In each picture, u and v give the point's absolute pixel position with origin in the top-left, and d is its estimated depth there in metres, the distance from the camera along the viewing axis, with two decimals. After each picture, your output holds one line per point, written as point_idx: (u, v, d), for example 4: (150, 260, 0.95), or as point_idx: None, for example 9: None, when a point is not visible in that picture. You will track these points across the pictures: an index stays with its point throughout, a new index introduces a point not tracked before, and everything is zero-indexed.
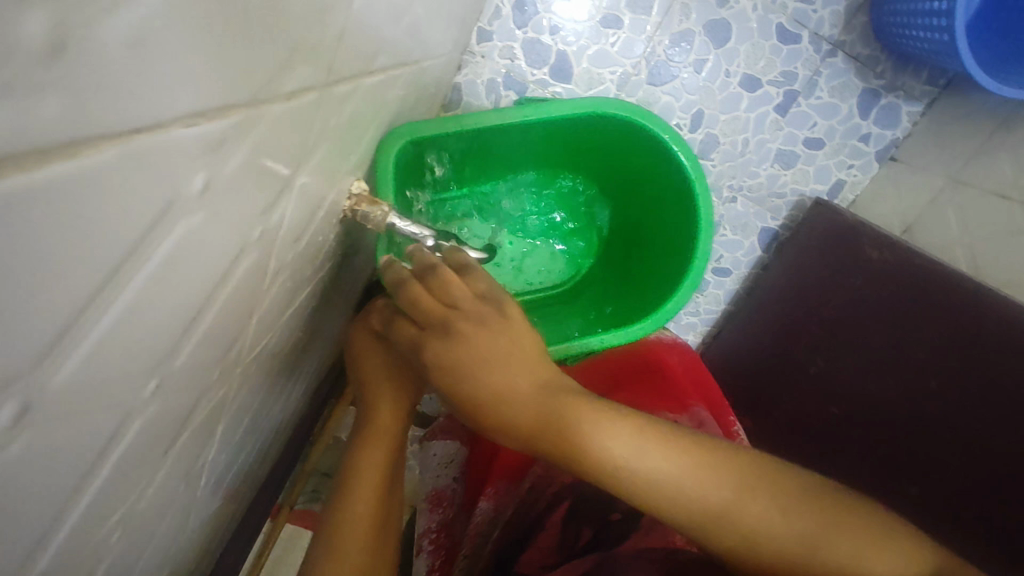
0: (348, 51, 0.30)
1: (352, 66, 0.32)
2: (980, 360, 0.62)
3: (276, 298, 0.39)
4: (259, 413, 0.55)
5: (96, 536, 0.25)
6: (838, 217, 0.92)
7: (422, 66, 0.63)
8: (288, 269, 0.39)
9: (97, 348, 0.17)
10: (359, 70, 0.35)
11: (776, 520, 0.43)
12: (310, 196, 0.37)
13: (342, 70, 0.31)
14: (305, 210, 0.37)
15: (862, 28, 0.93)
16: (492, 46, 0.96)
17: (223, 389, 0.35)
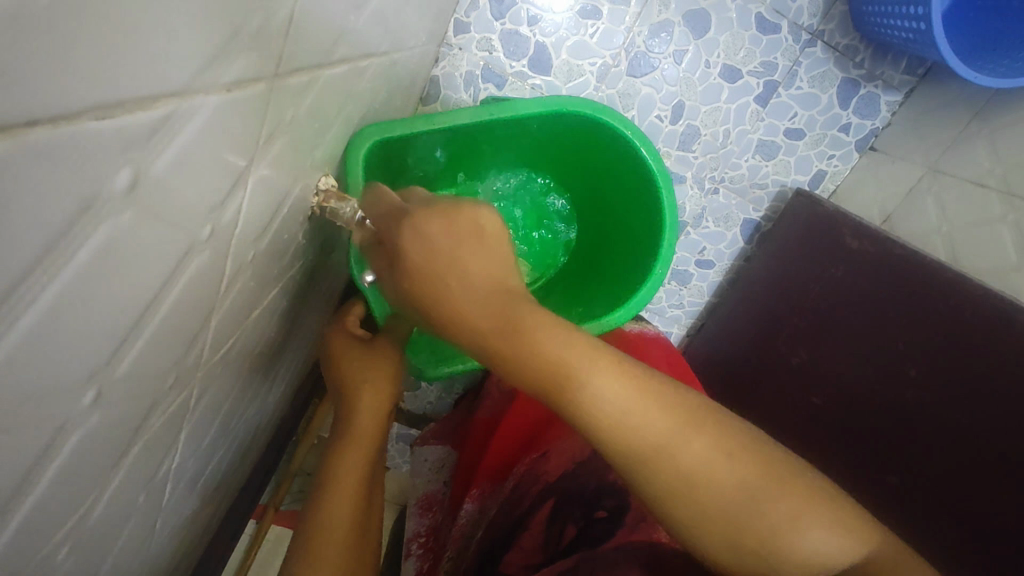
0: (302, 39, 0.29)
1: (310, 54, 0.31)
2: (958, 347, 0.62)
3: (239, 299, 0.38)
4: (230, 416, 0.54)
5: (37, 554, 0.24)
6: (819, 208, 0.92)
7: (394, 57, 0.62)
8: (250, 268, 0.37)
9: (14, 359, 0.16)
10: (320, 59, 0.33)
11: (718, 465, 0.42)
12: (272, 192, 0.36)
13: (297, 59, 0.29)
14: (266, 206, 0.36)
15: (840, 17, 0.93)
16: (469, 38, 0.94)
17: (181, 395, 0.33)
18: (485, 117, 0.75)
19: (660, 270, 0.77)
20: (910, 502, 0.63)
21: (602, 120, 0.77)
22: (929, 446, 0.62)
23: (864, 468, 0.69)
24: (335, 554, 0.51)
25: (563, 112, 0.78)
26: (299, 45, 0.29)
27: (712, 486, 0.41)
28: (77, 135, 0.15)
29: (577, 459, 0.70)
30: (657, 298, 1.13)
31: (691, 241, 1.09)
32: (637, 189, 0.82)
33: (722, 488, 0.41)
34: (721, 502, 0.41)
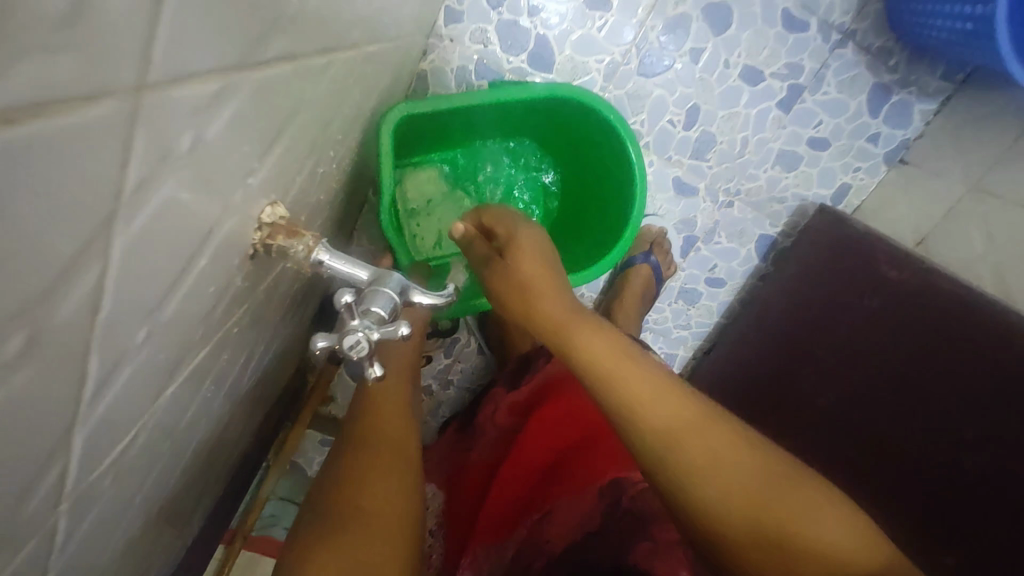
0: (210, 26, 0.18)
1: (236, 47, 0.21)
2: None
3: (139, 386, 0.27)
4: (157, 495, 0.44)
5: None
6: (848, 228, 0.84)
7: (382, 51, 0.51)
8: (159, 346, 0.27)
9: None
10: (252, 53, 0.23)
11: (641, 387, 0.46)
12: (188, 242, 0.25)
13: (203, 54, 0.19)
14: (180, 260, 0.25)
15: (876, 16, 0.83)
16: (462, 29, 0.84)
17: (36, 544, 0.24)
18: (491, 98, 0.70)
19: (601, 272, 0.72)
20: None
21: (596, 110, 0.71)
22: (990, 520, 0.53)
23: (897, 535, 0.61)
24: (381, 544, 0.44)
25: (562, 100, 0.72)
26: (206, 33, 0.18)
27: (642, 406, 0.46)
28: None
29: (585, 529, 0.61)
30: (663, 318, 1.05)
31: (701, 257, 1.00)
32: (618, 184, 0.76)
33: (678, 426, 0.45)
34: (693, 442, 0.44)
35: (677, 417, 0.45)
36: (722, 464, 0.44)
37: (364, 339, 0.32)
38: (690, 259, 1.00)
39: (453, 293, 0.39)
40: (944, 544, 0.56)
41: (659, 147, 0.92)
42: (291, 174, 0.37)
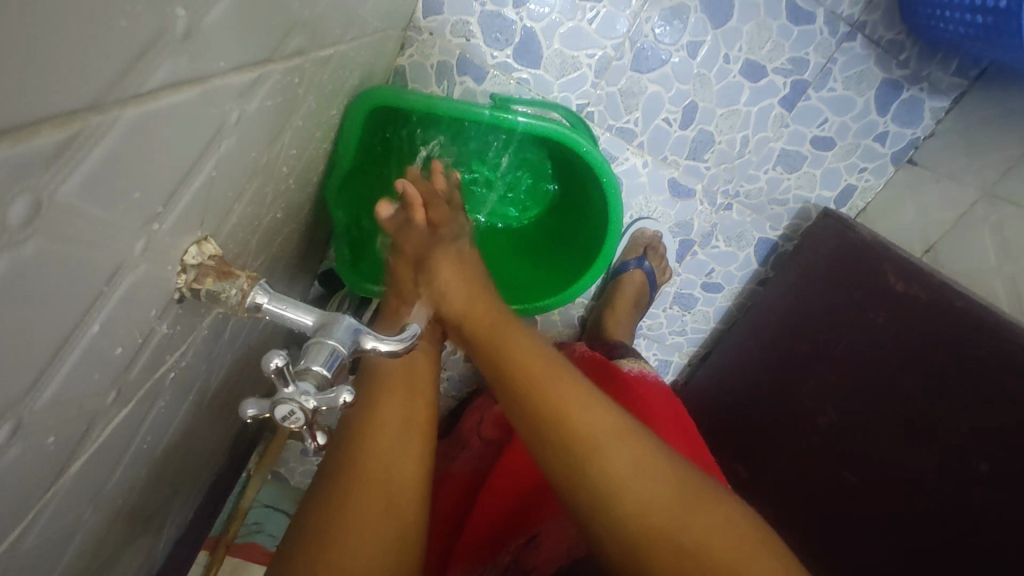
0: (22, 67, 0.14)
1: (80, 86, 0.16)
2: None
3: (21, 482, 0.22)
4: (95, 551, 0.40)
5: None
6: (851, 234, 0.79)
7: (341, 53, 0.46)
8: (44, 434, 0.23)
9: None
10: (118, 87, 0.18)
11: (592, 412, 0.45)
12: (60, 316, 0.20)
13: (10, 107, 0.14)
14: (57, 338, 0.21)
15: (887, 6, 0.77)
16: (443, 21, 0.78)
17: None
18: (478, 115, 0.61)
19: (569, 292, 0.74)
20: None
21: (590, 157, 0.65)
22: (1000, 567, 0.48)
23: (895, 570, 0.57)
24: None
25: (562, 137, 0.64)
26: (15, 80, 0.14)
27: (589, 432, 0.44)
28: None
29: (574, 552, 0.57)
30: (657, 324, 1.01)
31: (698, 261, 0.96)
32: (600, 217, 0.72)
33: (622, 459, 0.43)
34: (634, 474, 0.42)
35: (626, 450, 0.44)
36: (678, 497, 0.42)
37: (298, 409, 0.28)
38: (686, 264, 0.96)
39: (415, 336, 0.34)
40: None
41: (654, 147, 0.86)
42: (224, 205, 0.33)
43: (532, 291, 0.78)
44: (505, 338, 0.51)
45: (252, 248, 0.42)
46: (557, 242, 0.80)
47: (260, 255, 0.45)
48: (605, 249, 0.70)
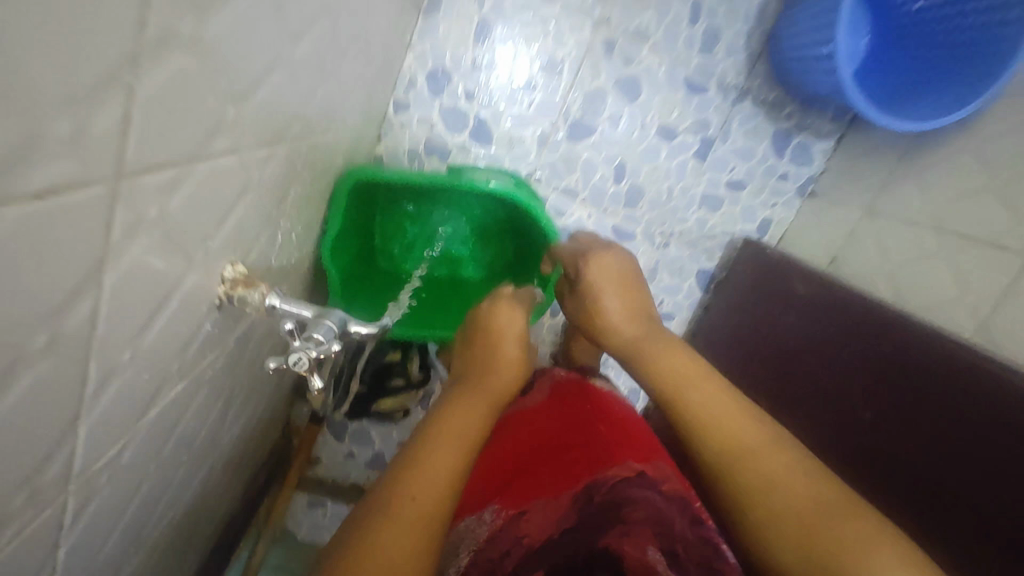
0: (163, 137, 0.29)
1: (183, 147, 0.31)
2: (955, 393, 0.55)
3: (118, 401, 0.34)
4: (141, 529, 0.50)
5: None
6: (766, 255, 0.94)
7: (327, 140, 0.62)
8: (136, 369, 0.35)
9: None
10: (197, 150, 0.33)
11: (744, 426, 0.53)
12: (152, 288, 0.34)
13: (156, 156, 0.28)
14: (151, 302, 0.34)
15: (764, 76, 0.97)
16: (410, 115, 0.97)
17: (38, 524, 0.31)
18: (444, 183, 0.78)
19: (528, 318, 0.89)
20: None
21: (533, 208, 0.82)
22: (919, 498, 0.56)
23: None
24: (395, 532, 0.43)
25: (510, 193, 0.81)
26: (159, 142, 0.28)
27: (759, 456, 0.51)
28: None
29: (557, 525, 0.58)
30: None
31: None
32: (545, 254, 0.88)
33: (779, 470, 0.49)
34: (783, 474, 0.49)
35: (776, 463, 0.50)
36: (816, 503, 0.46)
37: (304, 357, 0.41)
38: None
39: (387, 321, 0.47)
40: None
41: (595, 201, 1.03)
42: (246, 240, 0.47)
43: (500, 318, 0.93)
44: (681, 373, 0.59)
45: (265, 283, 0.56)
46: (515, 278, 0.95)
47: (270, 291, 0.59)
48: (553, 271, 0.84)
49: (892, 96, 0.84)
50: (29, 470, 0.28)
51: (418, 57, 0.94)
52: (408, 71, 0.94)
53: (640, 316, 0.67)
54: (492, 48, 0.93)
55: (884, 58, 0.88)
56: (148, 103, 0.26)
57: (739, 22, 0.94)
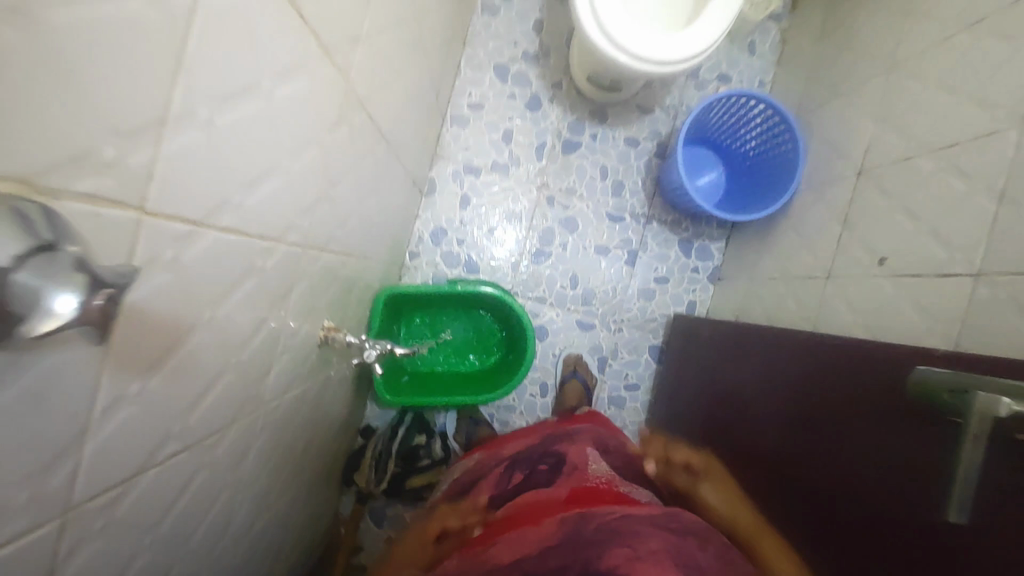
0: (310, 233, 0.66)
1: (314, 240, 0.68)
2: (794, 357, 0.83)
3: (276, 369, 0.66)
4: (263, 499, 0.77)
5: (192, 459, 0.50)
6: (686, 320, 1.31)
7: (369, 263, 1.00)
8: (286, 354, 0.68)
9: (215, 320, 0.47)
10: (318, 243, 0.70)
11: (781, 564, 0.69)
12: (296, 309, 0.68)
13: (306, 240, 0.65)
14: (294, 318, 0.68)
15: (661, 204, 1.41)
16: (420, 261, 1.35)
17: (248, 419, 0.61)
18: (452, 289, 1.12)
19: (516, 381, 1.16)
20: (751, 487, 0.84)
21: (513, 301, 1.15)
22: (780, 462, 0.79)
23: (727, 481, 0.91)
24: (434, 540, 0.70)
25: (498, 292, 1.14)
26: (309, 235, 0.66)
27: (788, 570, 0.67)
28: (252, 244, 0.50)
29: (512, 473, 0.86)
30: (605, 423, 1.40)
31: (616, 369, 1.40)
32: (523, 334, 1.19)
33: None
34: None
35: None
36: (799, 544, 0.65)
37: None
38: (608, 373, 1.40)
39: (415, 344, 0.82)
40: (749, 469, 0.86)
41: (560, 303, 1.39)
42: (329, 308, 0.82)
43: (494, 386, 1.19)
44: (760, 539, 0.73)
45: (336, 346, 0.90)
46: (504, 357, 1.24)
47: (338, 354, 0.92)
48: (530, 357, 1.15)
49: (749, 208, 1.27)
50: (254, 378, 0.60)
51: (424, 221, 1.35)
52: (416, 232, 1.35)
53: (734, 497, 0.81)
54: (472, 210, 1.37)
55: (741, 189, 1.34)
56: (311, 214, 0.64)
57: (636, 173, 1.40)
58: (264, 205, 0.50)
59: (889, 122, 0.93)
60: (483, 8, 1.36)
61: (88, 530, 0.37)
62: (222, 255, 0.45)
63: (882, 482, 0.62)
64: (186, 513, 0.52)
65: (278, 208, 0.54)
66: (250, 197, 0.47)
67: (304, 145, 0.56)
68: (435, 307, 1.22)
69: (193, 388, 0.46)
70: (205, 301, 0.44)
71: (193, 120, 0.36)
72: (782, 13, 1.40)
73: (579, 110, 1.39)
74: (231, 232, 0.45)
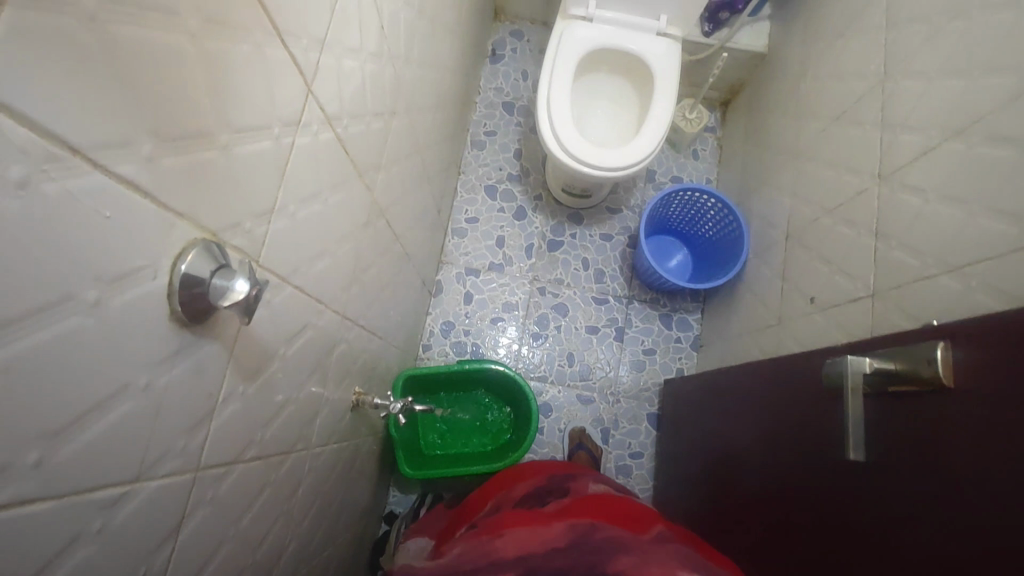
0: (347, 307, 0.86)
1: (349, 313, 0.88)
2: (751, 386, 0.98)
3: (320, 418, 0.82)
4: (304, 546, 0.88)
5: (265, 470, 0.65)
6: (673, 383, 1.45)
7: (389, 346, 1.19)
8: (326, 405, 0.84)
9: (286, 355, 0.65)
10: (352, 317, 0.89)
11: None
12: (335, 368, 0.86)
13: (344, 312, 0.85)
14: (333, 376, 0.85)
15: (640, 286, 1.62)
16: (432, 352, 1.53)
17: (300, 454, 0.76)
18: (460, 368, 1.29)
19: (522, 448, 1.27)
20: (737, 508, 0.95)
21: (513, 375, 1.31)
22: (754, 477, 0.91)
23: (720, 510, 1.01)
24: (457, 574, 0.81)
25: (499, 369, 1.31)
26: (346, 308, 0.86)
27: None
28: (312, 303, 0.69)
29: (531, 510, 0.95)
30: None
31: (619, 439, 1.51)
32: (526, 405, 1.33)
33: None
34: None
35: None
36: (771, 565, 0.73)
37: None
38: (612, 444, 1.51)
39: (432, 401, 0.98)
40: (735, 493, 0.97)
41: (560, 380, 1.54)
42: (358, 377, 1.00)
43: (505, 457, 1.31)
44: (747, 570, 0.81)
45: (363, 414, 1.05)
46: (514, 431, 1.37)
47: (367, 423, 1.08)
48: (531, 428, 1.27)
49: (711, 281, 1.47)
50: (306, 417, 0.76)
51: (434, 317, 1.56)
52: (428, 326, 1.55)
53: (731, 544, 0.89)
54: (475, 304, 1.57)
55: (706, 268, 1.55)
56: (348, 291, 0.85)
57: (613, 262, 1.63)
58: (320, 276, 0.71)
59: (801, 194, 1.16)
60: (473, 145, 1.68)
61: (206, 494, 0.52)
62: (295, 306, 0.64)
63: (822, 463, 0.73)
64: (256, 520, 0.66)
65: (328, 281, 0.75)
66: (312, 268, 0.67)
67: (344, 237, 0.78)
68: (449, 390, 1.40)
69: (270, 406, 0.63)
70: (283, 337, 0.62)
71: (285, 211, 0.57)
72: (715, 126, 1.73)
73: (558, 215, 1.65)
74: (301, 289, 0.65)
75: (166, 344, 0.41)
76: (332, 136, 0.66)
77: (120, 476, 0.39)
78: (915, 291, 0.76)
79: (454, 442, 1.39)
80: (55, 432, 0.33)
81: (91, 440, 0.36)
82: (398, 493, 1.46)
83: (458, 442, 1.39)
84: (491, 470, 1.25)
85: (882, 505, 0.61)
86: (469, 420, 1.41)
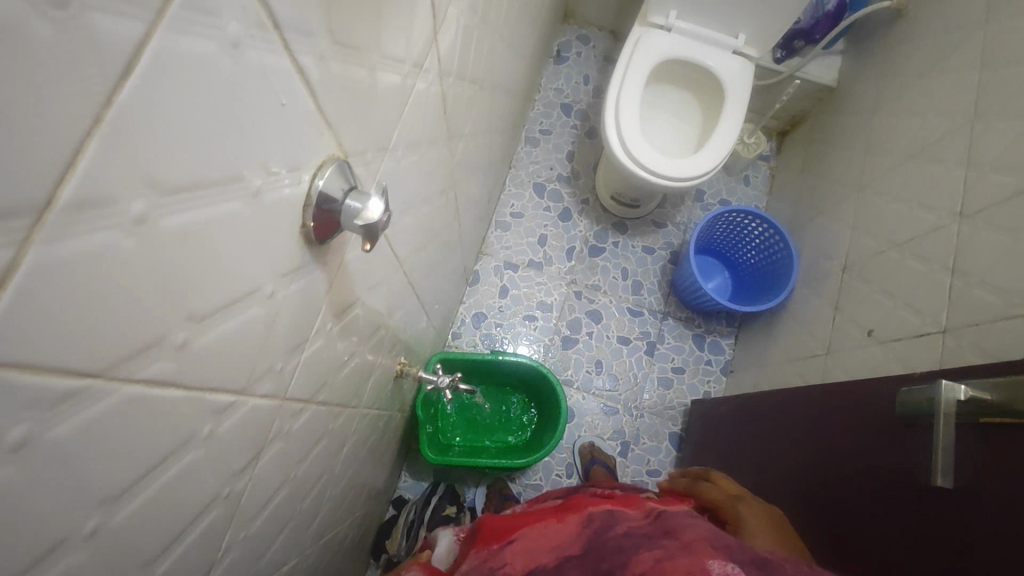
0: (411, 273, 0.85)
1: (411, 280, 0.87)
2: (800, 411, 0.96)
3: (370, 380, 0.80)
4: (331, 510, 0.85)
5: (324, 418, 0.63)
6: (702, 404, 1.42)
7: (429, 325, 1.17)
8: (377, 369, 0.83)
9: (363, 306, 0.63)
10: (411, 286, 0.88)
11: None
12: (391, 333, 0.85)
13: (408, 278, 0.84)
14: (388, 340, 0.84)
15: (676, 302, 1.60)
16: (461, 341, 1.51)
17: (350, 412, 0.74)
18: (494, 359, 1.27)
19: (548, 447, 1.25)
20: None
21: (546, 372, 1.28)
22: (795, 502, 0.88)
23: None
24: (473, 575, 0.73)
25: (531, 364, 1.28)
26: (410, 274, 0.84)
27: None
28: (391, 258, 0.68)
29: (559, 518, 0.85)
30: None
31: (637, 454, 1.48)
32: (554, 404, 1.31)
33: None
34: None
35: None
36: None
37: None
38: (631, 458, 1.47)
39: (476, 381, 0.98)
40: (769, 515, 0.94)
41: (585, 386, 1.52)
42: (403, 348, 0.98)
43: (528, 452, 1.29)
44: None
45: (400, 387, 1.04)
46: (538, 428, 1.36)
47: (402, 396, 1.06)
48: (558, 427, 1.25)
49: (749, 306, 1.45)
50: (362, 376, 0.74)
51: (467, 306, 1.54)
52: (460, 314, 1.53)
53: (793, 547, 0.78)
54: (510, 299, 1.56)
55: (744, 294, 1.54)
56: (415, 258, 0.84)
57: (653, 275, 1.61)
58: (402, 233, 0.70)
59: (865, 227, 1.15)
60: (526, 141, 1.68)
61: (282, 428, 0.50)
62: (380, 256, 0.63)
63: (886, 492, 0.70)
64: (307, 471, 0.64)
65: (406, 240, 0.73)
66: (399, 221, 0.66)
67: (424, 200, 0.77)
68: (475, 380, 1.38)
69: (342, 353, 0.61)
70: (366, 284, 0.61)
71: (394, 153, 0.56)
72: (769, 155, 1.72)
73: (603, 221, 1.64)
74: (388, 240, 0.64)
75: (290, 256, 0.40)
76: (439, 92, 0.66)
77: (230, 384, 0.37)
78: (997, 330, 0.75)
79: (475, 432, 1.37)
80: (202, 317, 0.31)
81: (223, 336, 0.34)
82: (409, 479, 1.43)
83: (479, 433, 1.37)
84: (515, 465, 1.22)
85: (961, 539, 0.58)
86: (489, 413, 1.39)
